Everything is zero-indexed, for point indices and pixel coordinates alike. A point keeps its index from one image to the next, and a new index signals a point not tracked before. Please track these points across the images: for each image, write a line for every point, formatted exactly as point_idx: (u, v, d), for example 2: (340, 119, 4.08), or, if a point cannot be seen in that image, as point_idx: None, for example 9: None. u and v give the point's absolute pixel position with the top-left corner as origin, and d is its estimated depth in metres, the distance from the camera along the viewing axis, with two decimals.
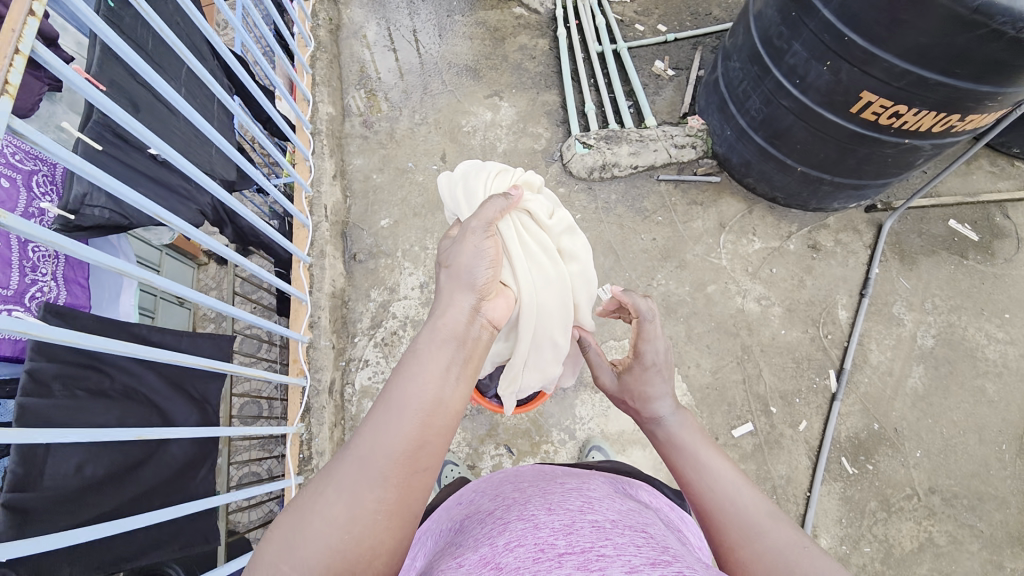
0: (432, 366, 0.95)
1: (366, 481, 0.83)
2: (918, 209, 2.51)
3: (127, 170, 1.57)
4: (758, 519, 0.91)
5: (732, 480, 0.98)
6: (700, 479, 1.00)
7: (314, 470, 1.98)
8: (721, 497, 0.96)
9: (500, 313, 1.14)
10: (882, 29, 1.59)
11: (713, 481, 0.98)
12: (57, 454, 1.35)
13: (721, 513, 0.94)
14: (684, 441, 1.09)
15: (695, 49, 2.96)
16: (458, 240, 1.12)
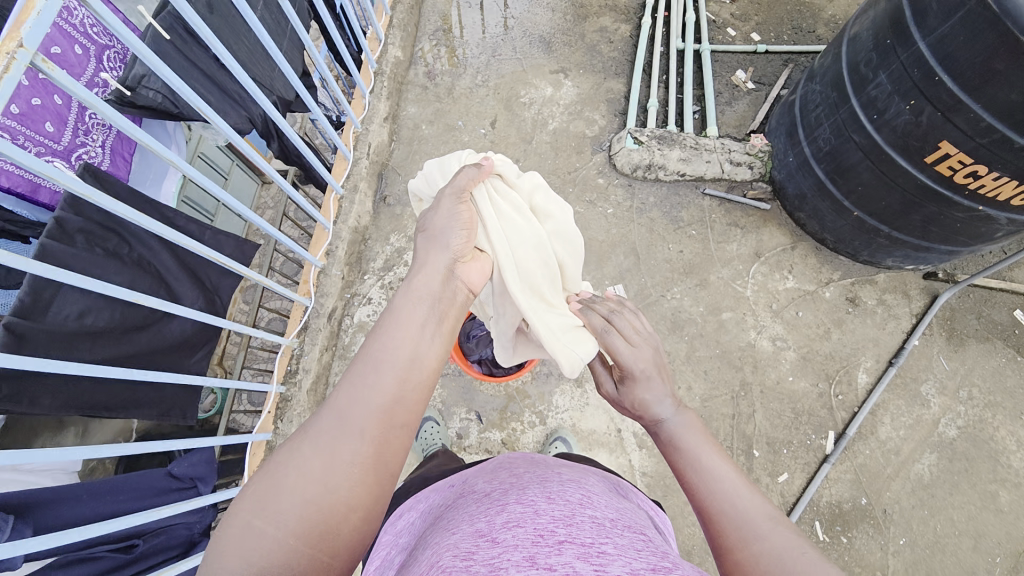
0: (410, 324, 0.98)
1: (343, 433, 0.83)
2: (984, 289, 2.26)
3: (186, 64, 1.68)
4: (755, 524, 0.85)
5: (731, 481, 0.93)
6: (699, 479, 0.95)
7: (296, 384, 2.09)
8: (720, 501, 0.90)
9: (477, 277, 1.18)
10: (979, 73, 1.42)
11: (711, 486, 0.93)
12: (61, 299, 1.63)
13: (721, 517, 0.89)
14: (685, 442, 1.02)
15: (785, 65, 2.76)
16: (433, 208, 1.19)
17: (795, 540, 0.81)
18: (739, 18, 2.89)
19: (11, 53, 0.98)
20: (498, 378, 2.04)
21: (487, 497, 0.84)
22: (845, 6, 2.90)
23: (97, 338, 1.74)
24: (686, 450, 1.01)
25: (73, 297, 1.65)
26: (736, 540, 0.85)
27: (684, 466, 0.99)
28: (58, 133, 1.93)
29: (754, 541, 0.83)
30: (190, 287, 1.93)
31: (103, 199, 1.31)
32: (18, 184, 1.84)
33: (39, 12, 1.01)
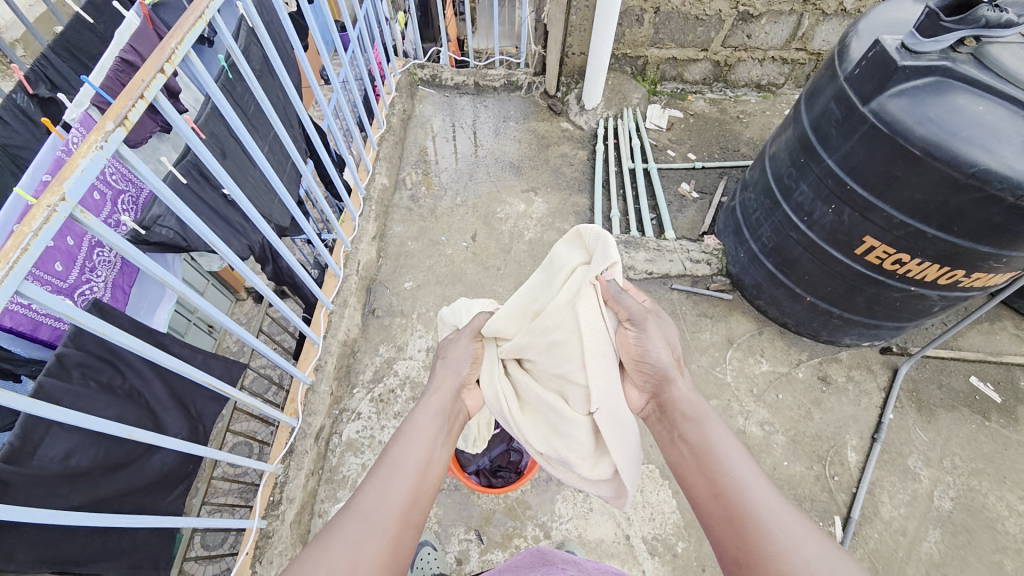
0: (424, 438, 1.27)
1: (366, 531, 1.06)
2: (936, 359, 2.46)
3: (198, 202, 1.85)
4: (759, 494, 1.11)
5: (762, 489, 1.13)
6: (741, 478, 1.15)
7: (279, 515, 1.94)
8: (735, 477, 1.14)
9: (476, 402, 1.49)
10: (881, 183, 1.74)
11: (725, 463, 1.17)
12: (50, 441, 1.66)
13: (741, 493, 1.12)
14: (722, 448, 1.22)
15: (721, 178, 3.23)
16: (454, 339, 1.50)
17: (785, 507, 1.09)
18: (677, 142, 3.43)
19: (53, 206, 1.02)
20: (497, 489, 1.98)
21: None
22: (759, 130, 3.50)
23: (77, 479, 1.74)
24: (700, 431, 1.24)
25: (62, 437, 1.68)
26: (745, 507, 1.09)
27: (700, 445, 1.22)
28: (65, 271, 2.07)
29: (761, 508, 1.08)
30: (176, 415, 2.03)
31: (111, 332, 1.27)
32: (21, 323, 2.07)
33: (82, 170, 1.08)
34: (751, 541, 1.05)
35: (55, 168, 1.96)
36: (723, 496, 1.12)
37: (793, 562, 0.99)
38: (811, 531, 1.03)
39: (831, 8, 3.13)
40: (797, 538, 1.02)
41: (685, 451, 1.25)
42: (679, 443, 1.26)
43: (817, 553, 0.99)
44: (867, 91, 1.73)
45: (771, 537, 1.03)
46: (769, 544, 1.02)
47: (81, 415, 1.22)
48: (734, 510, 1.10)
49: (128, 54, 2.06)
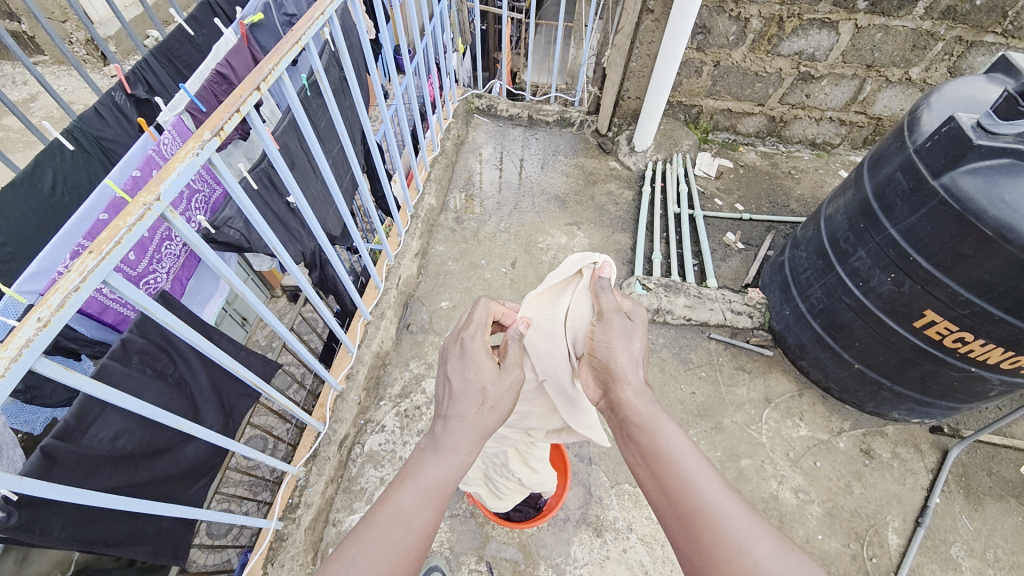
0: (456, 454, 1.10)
1: (379, 558, 0.95)
2: (990, 446, 2.30)
3: (265, 206, 1.96)
4: (712, 494, 1.01)
5: (708, 483, 1.03)
6: (683, 481, 1.03)
7: (295, 520, 1.95)
8: (688, 479, 1.03)
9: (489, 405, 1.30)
10: (947, 258, 1.69)
11: (676, 463, 1.06)
12: (101, 422, 1.73)
13: (689, 495, 1.01)
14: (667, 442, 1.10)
15: (767, 231, 3.20)
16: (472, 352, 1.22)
17: (739, 504, 1.00)
18: (724, 192, 3.43)
19: (148, 205, 1.10)
20: (515, 524, 1.94)
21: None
22: (810, 188, 3.47)
23: (119, 461, 1.82)
24: (653, 430, 1.12)
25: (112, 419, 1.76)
26: (698, 511, 0.99)
27: (651, 443, 1.11)
28: (136, 260, 2.23)
29: (714, 511, 0.98)
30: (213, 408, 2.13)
31: (178, 326, 1.30)
32: (90, 306, 2.20)
33: (178, 174, 1.16)
34: (704, 547, 0.95)
35: (145, 166, 2.14)
36: (675, 500, 1.01)
37: (745, 571, 0.90)
38: (765, 533, 0.95)
39: (894, 76, 3.12)
40: (753, 543, 0.93)
41: (635, 450, 1.13)
42: (629, 443, 1.15)
43: (771, 556, 0.92)
44: (938, 166, 1.70)
45: (726, 542, 0.94)
46: (723, 551, 0.94)
47: (139, 403, 1.26)
48: (688, 515, 0.99)
49: (222, 67, 2.26)
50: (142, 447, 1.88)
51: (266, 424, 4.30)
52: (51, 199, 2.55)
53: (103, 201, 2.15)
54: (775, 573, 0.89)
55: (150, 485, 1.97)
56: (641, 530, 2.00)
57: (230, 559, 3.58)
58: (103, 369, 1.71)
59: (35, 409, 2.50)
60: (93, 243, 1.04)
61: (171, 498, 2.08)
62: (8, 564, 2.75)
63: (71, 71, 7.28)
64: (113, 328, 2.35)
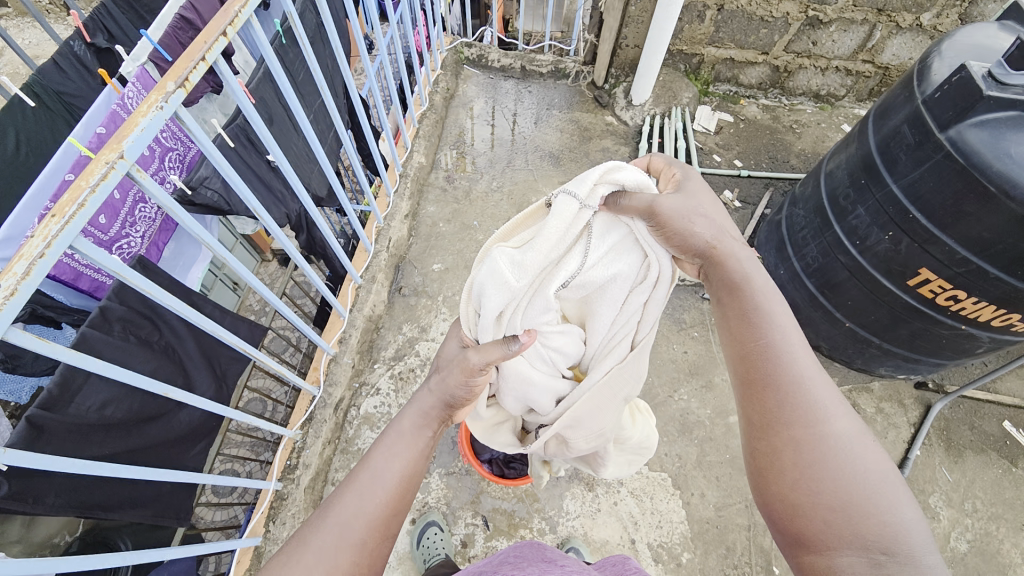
0: (409, 449, 1.12)
1: (336, 548, 0.96)
2: (973, 400, 2.36)
3: (243, 165, 1.86)
4: (801, 365, 0.98)
5: (799, 360, 0.98)
6: (769, 347, 1.00)
7: (294, 480, 1.99)
8: (777, 344, 1.00)
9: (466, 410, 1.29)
10: (945, 215, 1.66)
11: (766, 329, 1.03)
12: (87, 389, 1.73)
13: (769, 361, 0.99)
14: (757, 312, 1.05)
15: (766, 188, 3.13)
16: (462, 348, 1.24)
17: (827, 386, 0.97)
18: (723, 147, 3.32)
19: (112, 163, 1.02)
20: (508, 481, 1.99)
21: None
22: (811, 143, 3.36)
23: (110, 429, 1.84)
24: (741, 290, 1.08)
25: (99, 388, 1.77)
26: (776, 375, 0.97)
27: (741, 301, 1.07)
28: (108, 224, 2.18)
29: (795, 378, 0.96)
30: (204, 373, 2.12)
31: (157, 292, 1.24)
32: (64, 273, 2.16)
33: (142, 130, 1.08)
34: (770, 406, 0.96)
35: (110, 122, 2.04)
36: (754, 358, 1.00)
37: (814, 434, 0.91)
38: (843, 414, 0.93)
39: (906, 21, 2.95)
40: (825, 416, 0.92)
41: (725, 305, 1.10)
42: (719, 306, 1.11)
43: (847, 436, 0.90)
44: (947, 117, 1.63)
45: (796, 408, 0.94)
46: (788, 411, 0.94)
47: (124, 372, 1.22)
48: (762, 372, 0.99)
49: (186, 10, 2.07)
50: (132, 415, 1.90)
51: (264, 387, 4.31)
52: (16, 159, 2.46)
53: (68, 161, 2.04)
54: (840, 445, 0.89)
55: (147, 450, 2.00)
56: (631, 484, 2.06)
57: (238, 515, 3.71)
58: (84, 339, 1.68)
59: (18, 380, 2.46)
60: (55, 206, 0.97)
61: (168, 463, 2.11)
62: (14, 527, 2.66)
63: (32, 22, 6.80)
64: (90, 295, 2.34)
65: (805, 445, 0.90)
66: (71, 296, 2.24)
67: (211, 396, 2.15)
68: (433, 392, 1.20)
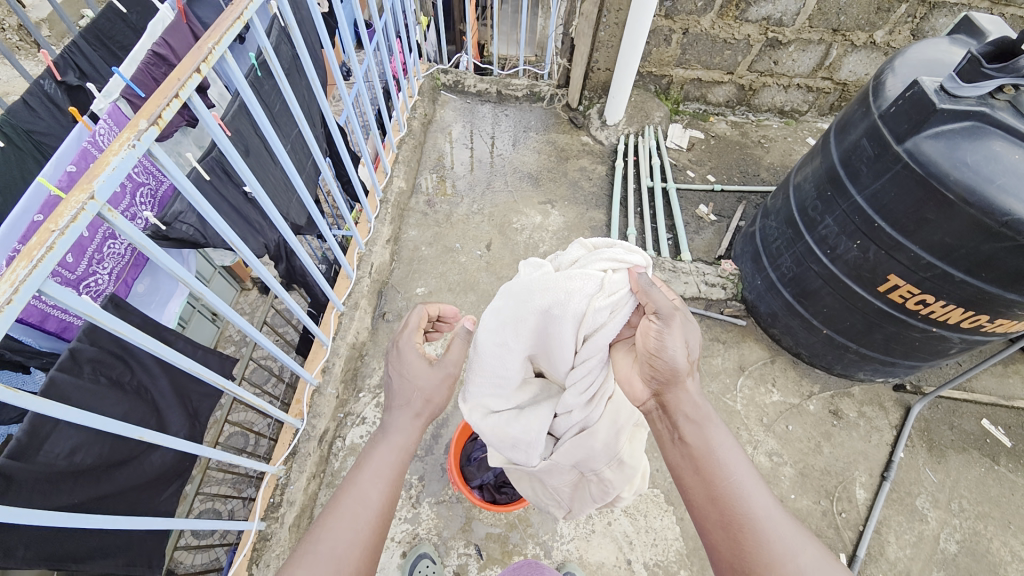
0: (400, 439, 1.21)
1: (346, 539, 1.03)
2: (950, 400, 2.42)
3: (219, 198, 1.85)
4: (760, 500, 1.03)
5: (761, 498, 1.03)
6: (733, 489, 1.04)
7: (279, 518, 1.92)
8: (736, 484, 1.05)
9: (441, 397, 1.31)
10: (908, 223, 1.73)
11: (725, 468, 1.07)
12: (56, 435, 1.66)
13: (736, 498, 1.03)
14: (713, 446, 1.10)
15: (739, 201, 3.22)
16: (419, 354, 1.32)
17: (785, 514, 1.02)
18: (696, 163, 3.42)
19: (82, 204, 1.00)
20: (500, 507, 1.95)
21: None
22: (779, 156, 3.50)
23: (80, 476, 1.75)
24: (704, 436, 1.11)
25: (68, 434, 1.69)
26: (744, 516, 1.01)
27: (701, 447, 1.10)
28: (75, 262, 2.14)
29: (761, 517, 1.00)
30: (179, 413, 2.07)
31: (129, 332, 1.21)
32: (31, 315, 2.09)
33: (113, 168, 1.06)
34: (747, 551, 0.98)
35: (80, 159, 2.01)
36: (723, 506, 1.02)
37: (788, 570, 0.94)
38: (808, 541, 0.98)
39: (860, 40, 3.12)
40: (796, 550, 0.96)
41: (687, 442, 1.12)
42: (679, 445, 1.12)
43: (812, 563, 0.95)
44: (902, 131, 1.72)
45: (769, 546, 0.97)
46: (764, 553, 0.97)
47: (93, 416, 1.17)
48: (732, 515, 1.02)
49: (159, 46, 2.06)
50: (102, 460, 1.82)
51: (245, 420, 4.18)
52: None
53: (37, 202, 2.00)
54: None
55: (115, 496, 1.92)
56: (624, 502, 2.05)
57: (219, 558, 3.53)
58: (52, 384, 1.61)
59: None
60: (22, 249, 0.94)
61: (135, 508, 2.02)
62: None
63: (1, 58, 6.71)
64: (58, 336, 2.26)
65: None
66: (36, 337, 2.15)
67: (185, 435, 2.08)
68: (409, 390, 1.27)
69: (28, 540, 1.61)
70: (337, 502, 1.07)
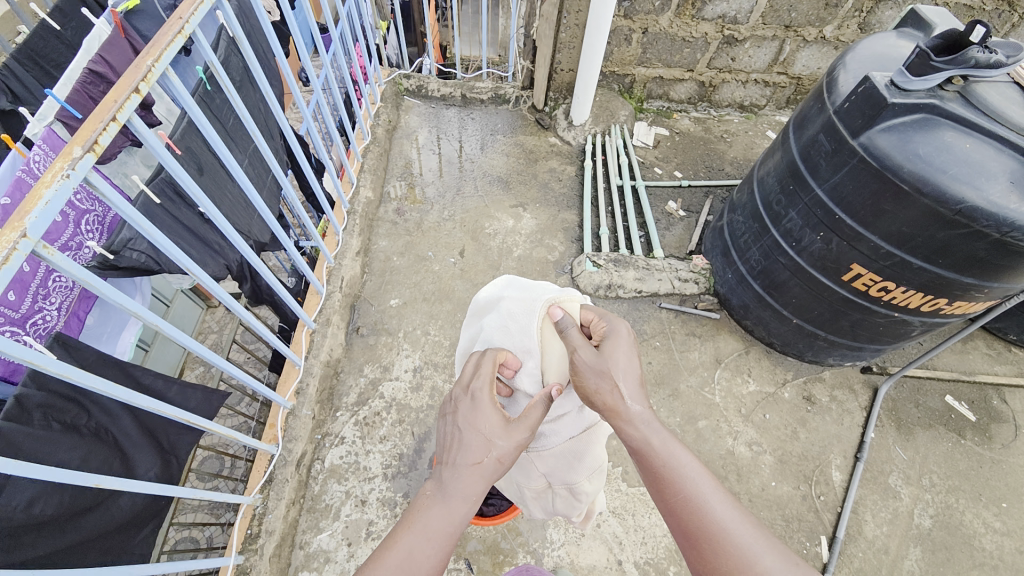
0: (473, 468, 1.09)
1: (408, 572, 0.96)
2: (913, 378, 2.53)
3: (171, 221, 1.75)
4: (717, 505, 1.02)
5: (696, 475, 1.06)
6: (668, 467, 1.07)
7: (257, 552, 1.83)
8: (672, 463, 1.07)
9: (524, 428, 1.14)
10: (867, 214, 1.80)
11: (678, 484, 1.05)
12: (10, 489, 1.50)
13: (677, 480, 1.05)
14: (655, 437, 1.11)
15: (706, 196, 3.29)
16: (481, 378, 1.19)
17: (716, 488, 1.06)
18: (663, 160, 3.47)
19: (14, 243, 0.91)
20: (488, 521, 1.89)
21: None
22: (742, 150, 3.58)
23: (41, 528, 1.57)
24: (649, 453, 1.10)
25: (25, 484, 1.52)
26: (703, 530, 1.00)
27: (652, 462, 1.09)
28: (18, 301, 1.98)
29: (694, 493, 1.04)
30: (147, 450, 1.88)
31: (77, 376, 1.12)
32: None
33: (47, 202, 0.97)
34: (687, 518, 1.03)
35: (15, 190, 1.86)
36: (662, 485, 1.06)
37: (722, 532, 0.99)
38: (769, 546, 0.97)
39: (811, 35, 3.23)
40: (758, 558, 0.96)
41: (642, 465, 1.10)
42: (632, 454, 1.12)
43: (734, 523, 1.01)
44: (857, 125, 1.77)
45: (701, 516, 1.01)
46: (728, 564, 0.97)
47: (45, 469, 1.10)
48: (696, 528, 1.01)
49: (96, 63, 1.92)
50: (63, 510, 1.60)
51: (218, 445, 3.99)
52: None
53: None
54: (740, 538, 0.98)
55: (85, 545, 1.71)
56: (612, 503, 2.05)
57: None
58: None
59: None
60: None
61: (110, 556, 1.81)
62: None
63: None
64: (4, 380, 2.09)
65: None
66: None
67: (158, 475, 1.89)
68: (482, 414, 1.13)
69: None
70: (410, 528, 1.01)
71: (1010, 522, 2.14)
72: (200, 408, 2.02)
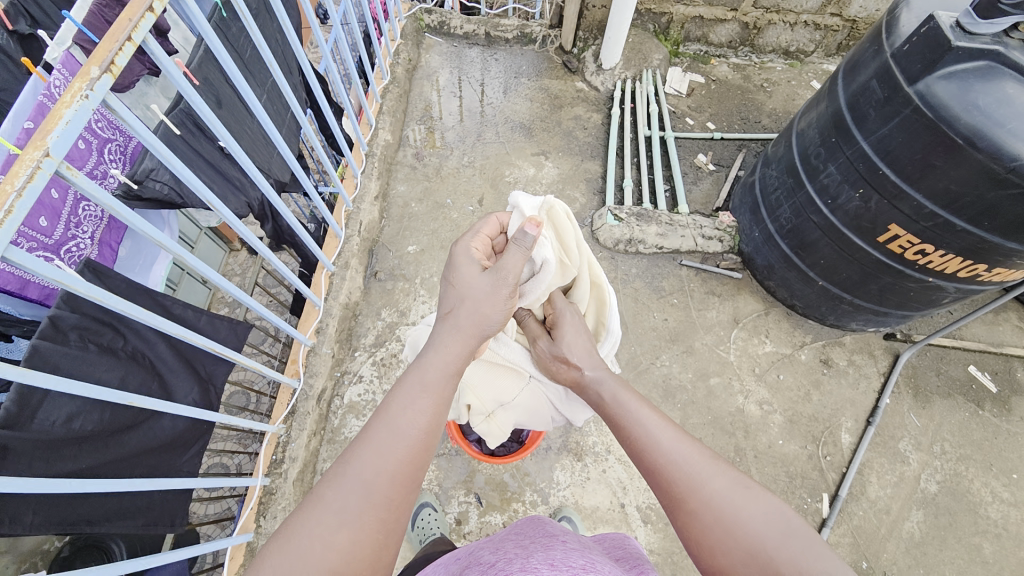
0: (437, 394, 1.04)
1: (369, 491, 0.91)
2: (938, 347, 2.46)
3: (192, 154, 1.74)
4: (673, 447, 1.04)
5: (649, 419, 1.12)
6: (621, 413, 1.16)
7: (281, 475, 1.95)
8: (625, 410, 1.16)
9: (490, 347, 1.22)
10: (913, 170, 1.68)
11: (631, 425, 1.12)
12: (49, 405, 1.55)
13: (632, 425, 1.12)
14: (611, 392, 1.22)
15: (739, 150, 3.12)
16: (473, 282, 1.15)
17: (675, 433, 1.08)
18: (696, 110, 3.28)
19: (37, 162, 0.92)
20: (498, 459, 1.96)
21: (493, 568, 0.85)
22: (782, 101, 3.35)
23: (84, 442, 1.66)
24: (610, 407, 1.21)
25: (62, 402, 1.57)
26: (657, 465, 1.02)
27: (612, 415, 1.19)
28: (50, 227, 2.04)
29: (647, 437, 1.08)
30: (183, 378, 2.00)
31: (108, 299, 1.17)
32: (9, 282, 1.98)
33: (67, 122, 0.97)
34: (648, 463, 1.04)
35: (38, 114, 1.88)
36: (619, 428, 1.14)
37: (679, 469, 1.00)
38: (718, 475, 0.98)
39: None
40: (706, 487, 0.96)
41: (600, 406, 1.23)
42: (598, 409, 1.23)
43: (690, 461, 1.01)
44: (915, 71, 1.62)
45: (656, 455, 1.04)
46: (679, 492, 0.98)
47: (79, 385, 1.17)
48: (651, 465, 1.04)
49: None
50: (105, 426, 1.71)
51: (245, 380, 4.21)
52: None
53: None
54: (695, 475, 0.99)
55: (130, 461, 1.82)
56: (618, 451, 2.11)
57: (231, 508, 3.63)
58: (36, 352, 1.57)
59: None
60: None
61: (157, 470, 1.93)
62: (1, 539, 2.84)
63: None
64: (40, 303, 2.17)
65: (705, 522, 0.93)
66: (18, 306, 2.07)
67: (197, 400, 2.02)
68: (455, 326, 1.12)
69: (36, 505, 1.46)
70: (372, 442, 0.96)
71: (1018, 493, 2.14)
72: (229, 340, 2.11)
